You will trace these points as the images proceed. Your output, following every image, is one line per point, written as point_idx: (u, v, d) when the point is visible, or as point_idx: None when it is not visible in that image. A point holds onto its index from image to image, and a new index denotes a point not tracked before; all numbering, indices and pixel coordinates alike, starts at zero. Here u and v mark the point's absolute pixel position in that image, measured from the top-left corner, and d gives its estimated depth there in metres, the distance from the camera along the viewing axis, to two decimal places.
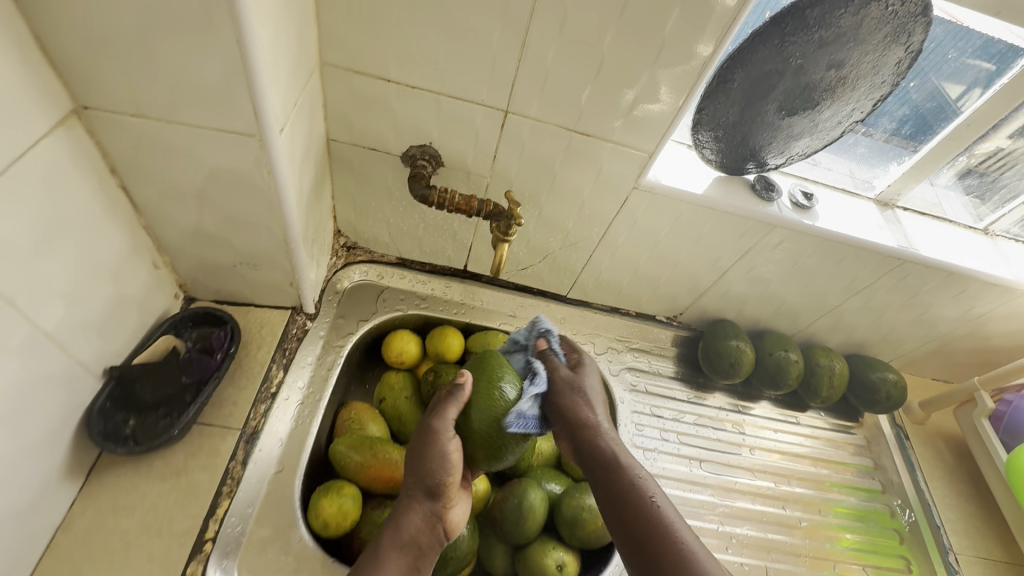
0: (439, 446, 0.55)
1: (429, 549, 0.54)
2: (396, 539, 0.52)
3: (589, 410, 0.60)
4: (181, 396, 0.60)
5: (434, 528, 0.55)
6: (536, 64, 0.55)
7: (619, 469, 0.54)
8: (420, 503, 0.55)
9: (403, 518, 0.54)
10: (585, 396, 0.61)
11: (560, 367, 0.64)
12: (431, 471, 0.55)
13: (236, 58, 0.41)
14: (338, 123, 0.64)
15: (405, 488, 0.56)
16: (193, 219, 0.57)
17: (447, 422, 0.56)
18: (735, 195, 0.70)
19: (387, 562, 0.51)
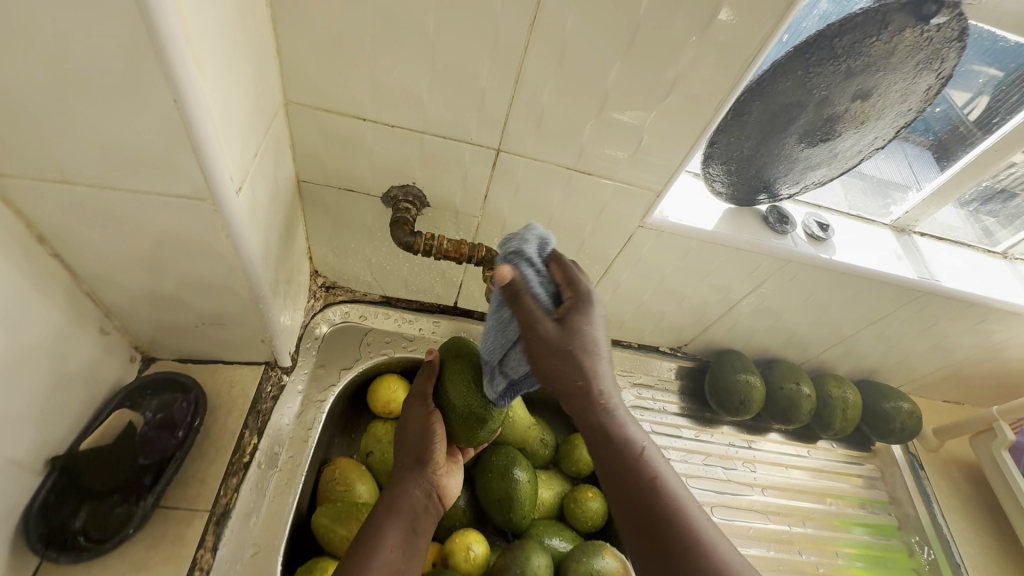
0: (420, 416, 0.64)
1: (423, 512, 0.61)
2: (392, 506, 0.59)
3: (585, 371, 0.42)
4: (137, 482, 0.53)
5: (427, 493, 0.62)
6: (529, 101, 0.49)
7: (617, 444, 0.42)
8: (412, 472, 0.62)
9: (399, 488, 0.61)
10: (581, 354, 0.43)
11: (541, 319, 0.44)
12: (417, 440, 0.63)
13: (176, 118, 0.34)
14: (309, 164, 0.57)
15: (399, 462, 0.63)
16: (143, 282, 0.50)
17: (425, 397, 0.64)
18: (747, 229, 0.65)
19: (387, 527, 0.56)
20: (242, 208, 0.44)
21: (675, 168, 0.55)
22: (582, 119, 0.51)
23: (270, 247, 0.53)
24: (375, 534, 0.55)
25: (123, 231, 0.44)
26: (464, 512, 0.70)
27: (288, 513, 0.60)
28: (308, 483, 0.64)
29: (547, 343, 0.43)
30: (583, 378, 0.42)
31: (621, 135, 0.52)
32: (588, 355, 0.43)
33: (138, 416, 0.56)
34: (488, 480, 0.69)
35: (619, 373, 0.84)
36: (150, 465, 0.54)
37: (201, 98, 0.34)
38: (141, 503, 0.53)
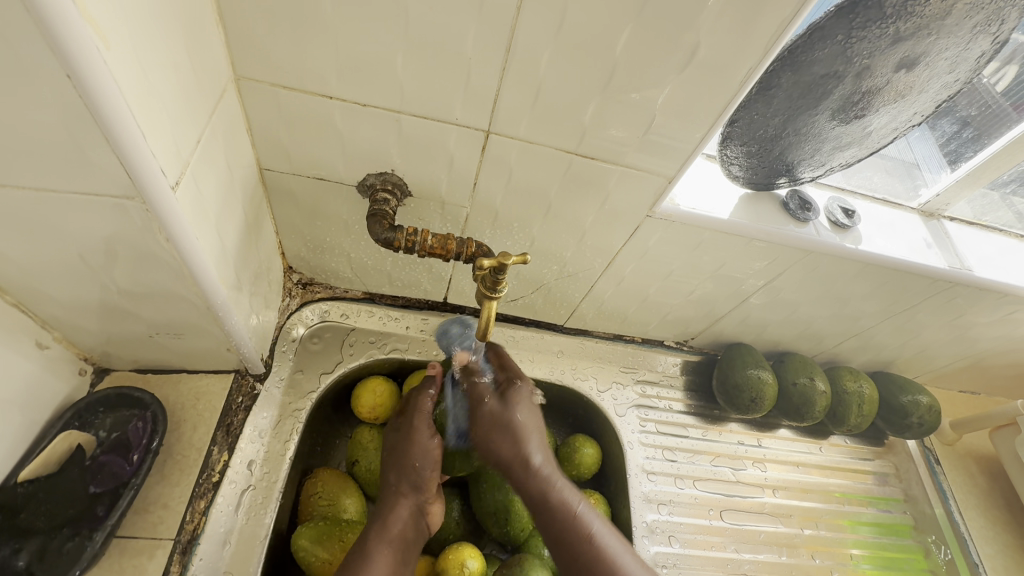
0: (422, 440, 0.55)
1: (414, 542, 0.54)
2: (383, 534, 0.52)
3: (516, 445, 0.53)
4: (89, 513, 0.48)
5: (420, 522, 0.55)
6: (523, 75, 0.42)
7: (552, 508, 0.52)
8: (406, 498, 0.55)
9: (391, 513, 0.53)
10: (513, 436, 0.53)
11: (487, 399, 0.54)
12: (415, 466, 0.55)
13: (77, 97, 0.27)
14: (271, 149, 0.49)
15: (392, 484, 0.55)
16: (81, 291, 0.44)
17: (427, 418, 0.56)
18: (767, 216, 0.58)
19: (377, 560, 0.50)
20: (183, 205, 0.37)
21: (690, 151, 0.48)
22: (584, 95, 0.44)
23: (228, 247, 0.47)
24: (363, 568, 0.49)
25: (44, 235, 0.37)
26: (457, 524, 0.64)
27: (265, 535, 0.54)
28: (286, 500, 0.59)
29: (491, 418, 0.54)
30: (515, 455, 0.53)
31: (629, 113, 0.45)
32: (517, 437, 0.53)
33: (87, 438, 0.51)
34: (482, 492, 0.63)
35: (622, 370, 0.78)
36: (103, 494, 0.49)
37: (108, 73, 0.27)
38: (93, 539, 0.47)
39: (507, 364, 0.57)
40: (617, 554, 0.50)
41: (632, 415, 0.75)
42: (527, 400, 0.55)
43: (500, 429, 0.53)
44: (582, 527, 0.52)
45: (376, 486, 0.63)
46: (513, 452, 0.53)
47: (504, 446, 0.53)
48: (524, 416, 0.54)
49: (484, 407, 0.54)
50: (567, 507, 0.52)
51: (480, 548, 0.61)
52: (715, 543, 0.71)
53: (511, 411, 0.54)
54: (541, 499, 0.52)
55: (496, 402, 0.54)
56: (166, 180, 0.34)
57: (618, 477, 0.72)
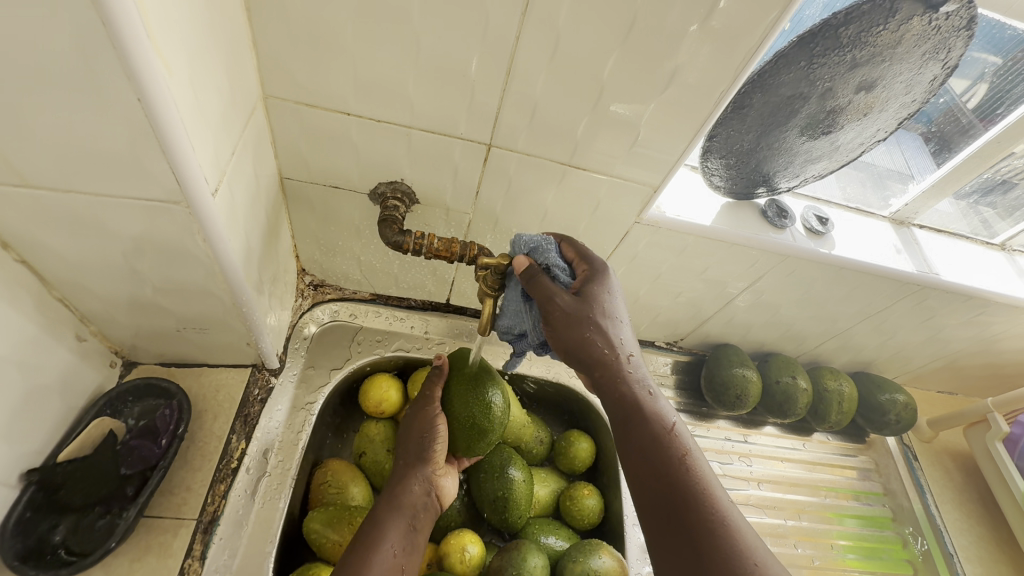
0: (428, 417, 0.62)
1: (424, 511, 0.59)
2: (393, 503, 0.57)
3: (601, 338, 0.45)
4: (121, 492, 0.52)
5: (428, 493, 0.60)
6: (522, 95, 0.47)
7: (644, 415, 0.44)
8: (415, 471, 0.60)
9: (401, 487, 0.59)
10: (602, 322, 0.46)
11: (559, 293, 0.46)
12: (422, 440, 0.61)
13: (141, 117, 0.32)
14: (292, 160, 0.54)
15: (402, 461, 0.61)
16: (119, 287, 0.48)
17: (433, 401, 0.63)
18: (746, 223, 0.63)
19: (388, 527, 0.55)
20: (220, 210, 0.42)
21: (673, 163, 0.53)
22: (575, 113, 0.49)
23: (253, 248, 0.51)
24: (376, 534, 0.54)
25: (94, 235, 0.42)
26: (459, 512, 0.68)
27: (279, 518, 0.58)
28: (299, 487, 0.63)
29: (565, 317, 0.46)
30: (603, 341, 0.46)
31: (618, 128, 0.50)
32: (606, 325, 0.46)
33: (118, 425, 0.55)
34: (483, 480, 0.67)
35: None
36: (133, 475, 0.53)
37: (167, 99, 0.32)
38: (125, 516, 0.51)
39: (585, 256, 0.50)
40: (727, 501, 0.40)
41: None
42: (615, 296, 0.48)
43: (586, 330, 0.46)
44: (678, 448, 0.42)
45: (383, 475, 0.66)
46: (602, 347, 0.45)
47: (597, 343, 0.45)
48: (614, 327, 0.46)
49: (556, 303, 0.46)
50: (659, 420, 0.44)
51: (480, 534, 0.65)
52: None
53: (592, 313, 0.46)
54: (630, 402, 0.45)
55: (572, 296, 0.46)
56: (208, 188, 0.39)
57: (612, 469, 0.76)
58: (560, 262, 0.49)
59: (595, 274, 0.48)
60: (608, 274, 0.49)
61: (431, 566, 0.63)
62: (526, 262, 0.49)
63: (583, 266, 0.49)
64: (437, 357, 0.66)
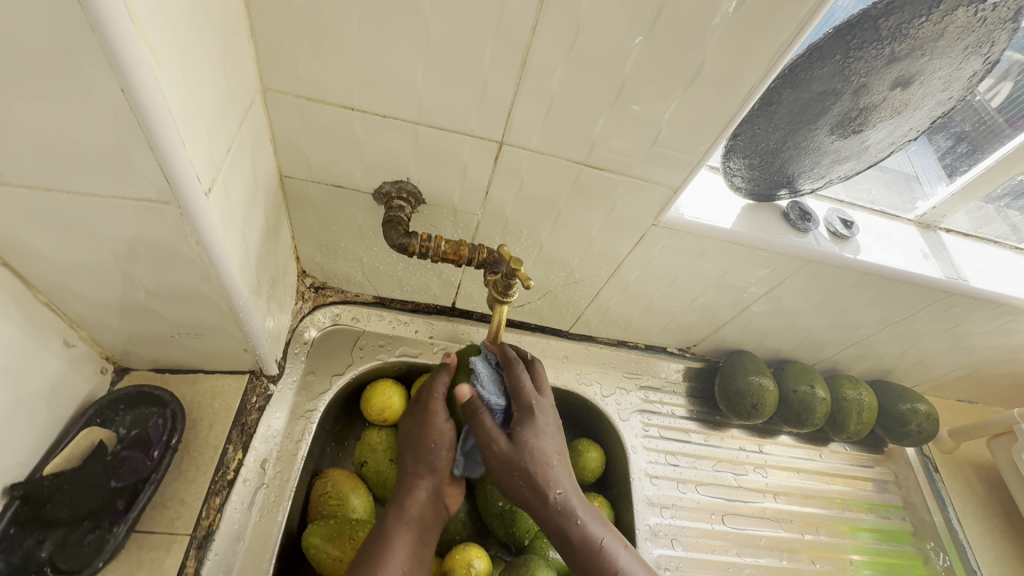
0: (438, 424, 0.56)
1: (433, 526, 0.56)
2: (400, 518, 0.54)
3: (542, 484, 0.52)
4: (111, 506, 0.50)
5: (437, 505, 0.56)
6: (536, 89, 0.44)
7: (575, 551, 0.51)
8: (423, 480, 0.56)
9: (409, 497, 0.55)
10: (534, 469, 0.52)
11: (496, 438, 0.52)
12: (428, 447, 0.56)
13: (128, 107, 0.29)
14: (292, 157, 0.51)
15: (410, 467, 0.57)
16: (109, 291, 0.46)
17: (440, 402, 0.57)
18: (767, 226, 0.60)
19: (394, 544, 0.52)
20: (214, 209, 0.39)
21: (694, 163, 0.50)
22: (593, 109, 0.46)
23: (250, 251, 0.49)
24: (380, 552, 0.51)
25: (81, 236, 0.39)
26: (464, 524, 0.65)
27: (277, 533, 0.56)
28: (298, 499, 0.60)
29: (503, 459, 0.52)
30: (537, 483, 0.52)
31: (638, 125, 0.47)
32: (540, 470, 0.52)
33: (109, 434, 0.53)
34: (490, 491, 0.63)
35: (626, 375, 0.79)
36: (123, 488, 0.51)
37: (156, 86, 0.29)
38: (114, 532, 0.49)
39: (519, 387, 0.55)
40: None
41: (636, 420, 0.77)
42: (543, 431, 0.54)
43: (526, 466, 0.52)
44: (609, 563, 0.51)
45: (384, 486, 0.64)
46: (534, 494, 0.51)
47: (524, 490, 0.52)
48: (547, 446, 0.53)
49: (494, 447, 0.52)
50: (591, 544, 0.51)
51: (487, 548, 0.62)
52: (717, 546, 0.72)
53: (537, 442, 0.53)
54: (565, 544, 0.51)
55: (507, 440, 0.52)
56: (201, 186, 0.36)
57: (622, 481, 0.73)
58: (493, 393, 0.55)
59: (523, 409, 0.54)
60: (535, 411, 0.54)
61: None
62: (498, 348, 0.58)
63: (517, 401, 0.54)
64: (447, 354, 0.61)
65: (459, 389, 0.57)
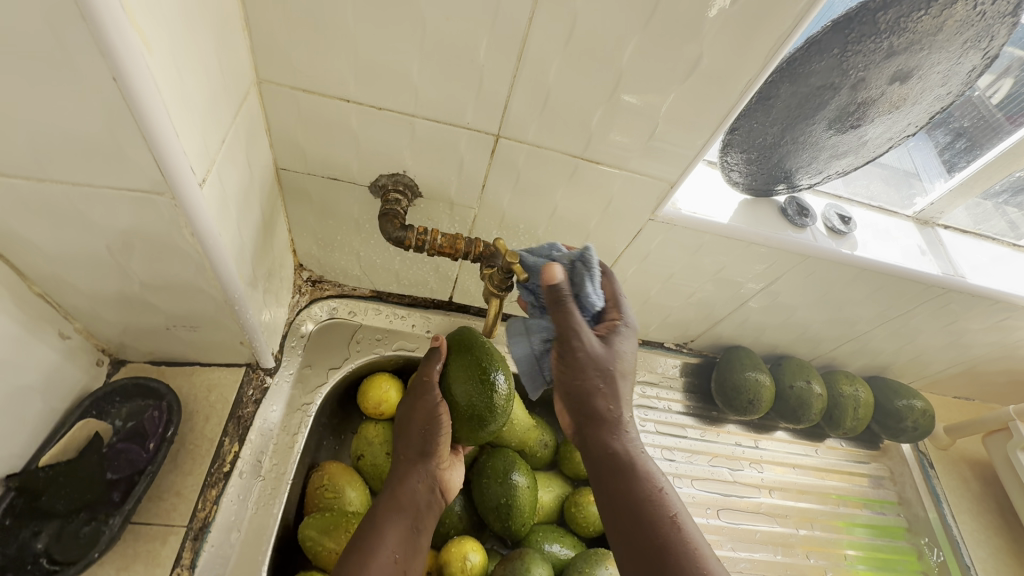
0: (429, 408, 0.57)
1: (427, 510, 0.58)
2: (393, 505, 0.56)
3: (604, 398, 0.47)
4: (106, 498, 0.49)
5: (431, 490, 0.58)
6: (532, 82, 0.44)
7: (635, 476, 0.44)
8: (416, 468, 0.58)
9: (402, 485, 0.57)
10: (615, 382, 0.47)
11: (585, 335, 0.46)
12: (420, 435, 0.58)
13: (120, 98, 0.29)
14: (288, 150, 0.51)
15: (402, 456, 0.59)
16: (105, 283, 0.46)
17: (433, 387, 0.58)
18: (765, 221, 0.60)
19: (388, 529, 0.53)
20: (209, 202, 0.39)
21: (691, 157, 0.50)
22: (589, 103, 0.46)
23: (246, 243, 0.48)
24: (372, 540, 0.52)
25: (76, 228, 0.39)
26: (460, 517, 0.65)
27: (273, 526, 0.56)
28: (294, 492, 0.60)
29: (586, 354, 0.46)
30: (610, 399, 0.47)
31: (635, 119, 0.47)
32: (617, 384, 0.47)
33: (105, 426, 0.53)
34: (486, 485, 0.64)
35: None
36: (119, 480, 0.50)
37: (148, 77, 0.29)
38: (109, 524, 0.48)
39: (618, 301, 0.49)
40: (708, 550, 0.41)
41: (632, 414, 0.77)
42: (629, 352, 0.48)
43: (594, 358, 0.46)
44: (666, 508, 0.43)
45: (381, 479, 0.64)
46: (606, 400, 0.46)
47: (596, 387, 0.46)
48: (630, 353, 0.48)
49: (579, 340, 0.46)
50: (650, 481, 0.44)
51: (482, 541, 0.62)
52: (712, 541, 0.72)
53: (615, 354, 0.47)
54: (622, 464, 0.45)
55: (597, 341, 0.46)
56: (195, 178, 0.36)
57: None
58: (595, 292, 0.48)
59: (615, 326, 0.48)
60: (629, 331, 0.48)
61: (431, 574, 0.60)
62: (555, 278, 0.46)
63: (612, 314, 0.49)
64: (437, 337, 0.60)
65: (456, 371, 0.57)
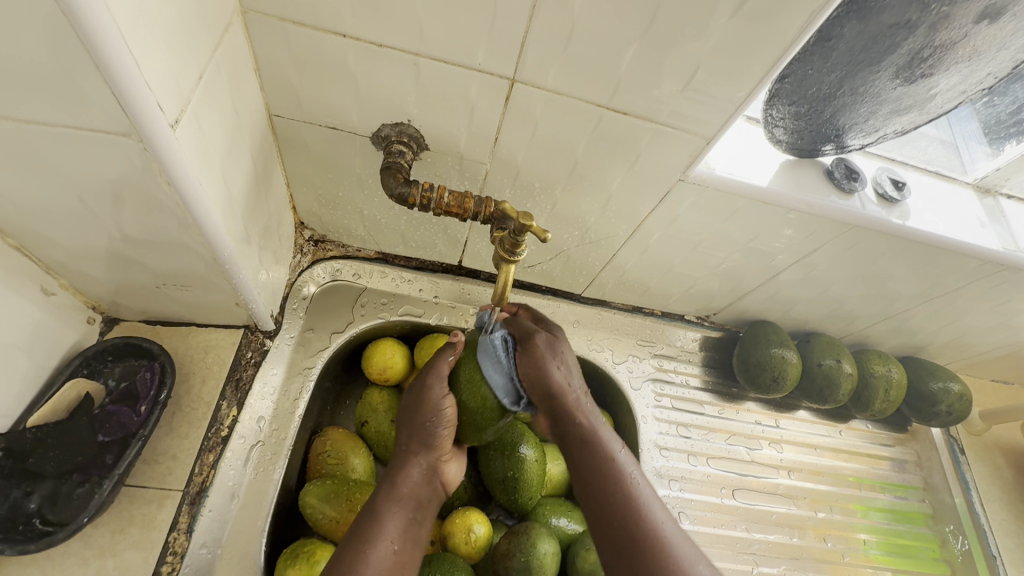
0: (437, 395, 0.51)
1: (428, 502, 0.52)
2: (392, 495, 0.50)
3: (558, 370, 0.52)
4: (99, 460, 0.48)
5: (432, 482, 0.53)
6: (554, 17, 0.38)
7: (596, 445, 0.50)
8: (418, 458, 0.52)
9: (401, 474, 0.51)
10: (557, 391, 0.52)
11: (518, 365, 0.52)
12: (428, 425, 0.51)
13: (60, 8, 0.25)
14: (280, 93, 0.46)
15: (403, 444, 0.53)
16: (85, 237, 0.42)
17: (441, 378, 0.52)
18: (808, 186, 0.54)
19: (386, 521, 0.48)
20: (183, 146, 0.34)
21: (732, 109, 0.44)
22: (619, 39, 0.40)
23: (236, 196, 0.44)
24: (372, 528, 0.47)
25: (41, 174, 0.35)
26: (465, 488, 0.63)
27: (273, 491, 0.54)
28: (295, 457, 0.58)
29: (541, 349, 0.52)
30: (558, 387, 0.52)
31: (671, 63, 0.41)
32: (562, 392, 0.52)
33: (96, 387, 0.51)
34: (492, 459, 0.61)
35: (639, 342, 0.75)
36: (111, 443, 0.49)
37: None
38: (102, 486, 0.47)
39: (531, 330, 0.54)
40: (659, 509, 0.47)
41: (647, 389, 0.73)
42: (561, 361, 0.53)
43: (546, 366, 0.52)
44: (625, 477, 0.48)
45: (386, 446, 0.61)
46: (561, 377, 0.52)
47: (547, 383, 0.52)
48: (566, 366, 0.53)
49: (534, 338, 0.53)
50: (608, 453, 0.50)
51: (487, 514, 0.60)
52: (726, 522, 0.70)
53: (556, 356, 0.53)
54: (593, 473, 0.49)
55: (526, 372, 0.51)
56: (164, 116, 0.32)
57: (631, 452, 0.70)
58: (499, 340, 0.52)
59: (550, 342, 0.54)
60: (548, 352, 0.53)
61: (435, 544, 0.59)
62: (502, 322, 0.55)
63: (524, 346, 0.53)
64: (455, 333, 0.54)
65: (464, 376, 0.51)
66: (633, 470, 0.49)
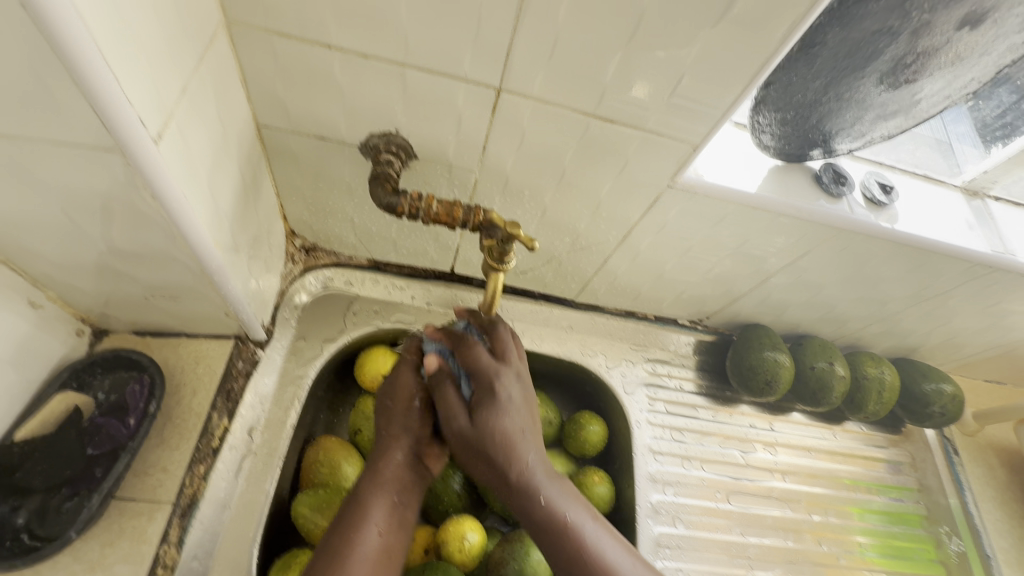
0: (406, 377, 0.54)
1: (415, 485, 0.51)
2: (375, 480, 0.49)
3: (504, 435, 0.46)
4: (87, 473, 0.47)
5: (418, 464, 0.52)
6: (538, 27, 0.39)
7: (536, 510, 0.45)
8: (399, 441, 0.51)
9: (383, 460, 0.50)
10: (500, 440, 0.45)
11: (458, 412, 0.47)
12: (406, 405, 0.53)
13: (38, 28, 0.25)
14: (267, 104, 0.46)
15: (383, 431, 0.53)
16: (73, 250, 0.42)
17: (410, 364, 0.55)
18: (796, 191, 0.54)
19: (371, 508, 0.47)
20: (167, 160, 0.35)
21: (718, 116, 0.44)
22: (603, 49, 0.40)
23: (224, 207, 0.44)
24: (357, 514, 0.47)
25: (25, 188, 0.35)
26: (459, 496, 0.63)
27: (264, 502, 0.55)
28: (288, 467, 0.58)
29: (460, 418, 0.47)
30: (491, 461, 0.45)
31: (656, 71, 0.41)
32: (507, 442, 0.45)
33: (86, 400, 0.50)
34: None
35: (632, 347, 0.75)
36: (100, 456, 0.48)
37: (66, 0, 0.25)
38: (90, 501, 0.46)
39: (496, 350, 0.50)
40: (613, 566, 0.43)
41: (641, 394, 0.73)
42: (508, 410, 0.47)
43: (488, 416, 0.46)
44: (575, 536, 0.44)
45: None
46: (500, 451, 0.45)
47: (484, 469, 0.46)
48: (512, 418, 0.47)
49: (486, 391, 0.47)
50: (553, 517, 0.44)
51: (480, 522, 0.60)
52: (721, 526, 0.69)
53: (499, 414, 0.46)
54: (537, 527, 0.45)
55: (467, 418, 0.46)
56: (146, 131, 0.32)
57: (625, 457, 0.70)
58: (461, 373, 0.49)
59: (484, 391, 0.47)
60: (498, 386, 0.47)
61: (428, 553, 0.59)
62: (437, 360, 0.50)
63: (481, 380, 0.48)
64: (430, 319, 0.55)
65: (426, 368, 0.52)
66: (587, 525, 0.45)
